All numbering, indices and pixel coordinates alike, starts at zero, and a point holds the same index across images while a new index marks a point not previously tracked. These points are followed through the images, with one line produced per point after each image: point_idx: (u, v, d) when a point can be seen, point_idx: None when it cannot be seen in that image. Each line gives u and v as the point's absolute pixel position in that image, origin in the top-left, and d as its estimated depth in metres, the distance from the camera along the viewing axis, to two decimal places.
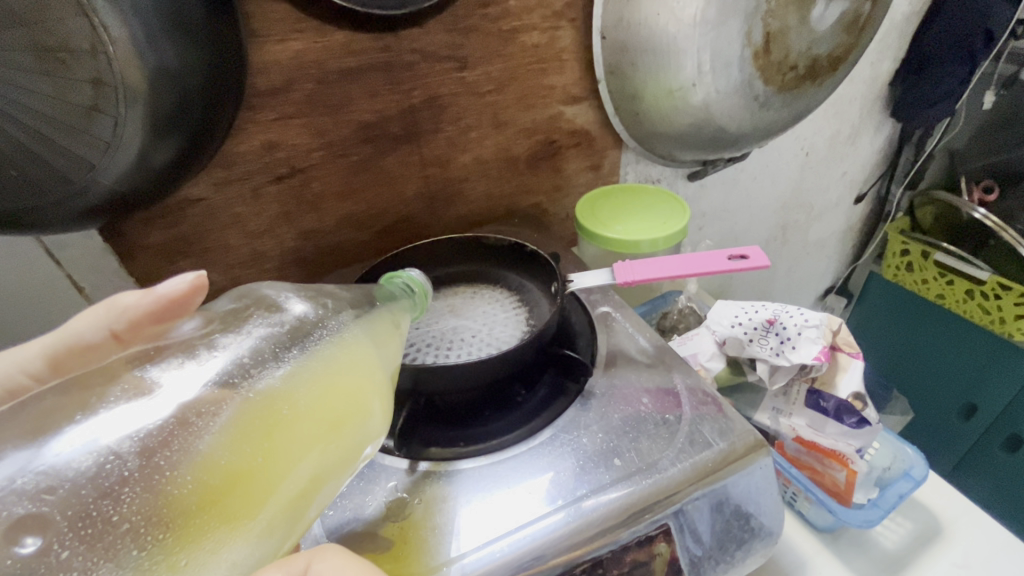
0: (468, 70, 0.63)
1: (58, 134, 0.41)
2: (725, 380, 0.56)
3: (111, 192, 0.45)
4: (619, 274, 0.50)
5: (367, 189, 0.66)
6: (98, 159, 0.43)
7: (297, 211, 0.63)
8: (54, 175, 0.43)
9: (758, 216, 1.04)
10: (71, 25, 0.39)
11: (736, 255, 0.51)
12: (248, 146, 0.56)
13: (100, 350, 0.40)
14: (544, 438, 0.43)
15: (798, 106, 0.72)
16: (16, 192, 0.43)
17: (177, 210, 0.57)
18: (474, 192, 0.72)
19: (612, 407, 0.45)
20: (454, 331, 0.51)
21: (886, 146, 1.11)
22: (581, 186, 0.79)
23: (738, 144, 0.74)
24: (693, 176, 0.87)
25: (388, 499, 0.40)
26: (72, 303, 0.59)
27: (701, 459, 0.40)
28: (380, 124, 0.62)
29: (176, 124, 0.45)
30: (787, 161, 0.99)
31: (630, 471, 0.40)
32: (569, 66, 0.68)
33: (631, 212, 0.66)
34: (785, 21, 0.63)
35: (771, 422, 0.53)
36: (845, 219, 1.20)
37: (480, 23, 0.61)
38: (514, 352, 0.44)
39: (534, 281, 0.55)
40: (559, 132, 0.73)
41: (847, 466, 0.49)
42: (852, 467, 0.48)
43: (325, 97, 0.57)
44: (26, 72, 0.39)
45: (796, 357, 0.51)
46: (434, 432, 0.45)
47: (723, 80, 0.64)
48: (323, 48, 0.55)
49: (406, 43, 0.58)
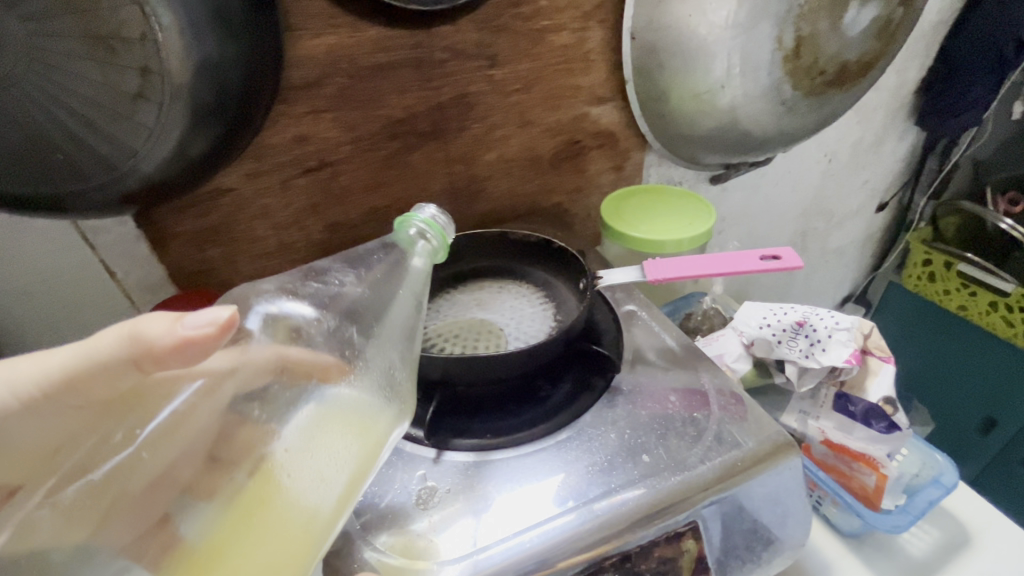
0: (497, 69, 0.63)
1: (104, 120, 0.42)
2: (752, 381, 0.55)
3: (151, 179, 0.46)
4: (649, 272, 0.50)
5: (393, 184, 0.66)
6: (141, 146, 0.44)
7: (324, 204, 0.64)
8: (97, 160, 0.44)
9: (778, 222, 1.03)
10: (122, 13, 0.40)
11: (768, 255, 0.50)
12: (279, 138, 0.57)
13: (120, 376, 0.35)
14: (571, 433, 0.44)
15: (825, 111, 0.72)
16: (60, 176, 0.43)
17: (209, 199, 0.58)
18: (498, 190, 0.73)
19: (639, 405, 0.45)
20: (482, 324, 0.51)
21: (909, 155, 1.10)
22: (603, 186, 0.79)
23: (764, 148, 0.73)
24: (715, 180, 0.87)
25: (418, 487, 0.40)
26: (102, 289, 0.60)
27: (729, 458, 0.40)
28: (409, 120, 0.63)
29: (216, 113, 0.45)
30: (810, 168, 0.98)
31: (657, 467, 0.40)
32: (596, 67, 0.68)
33: (655, 213, 0.66)
34: (816, 26, 0.62)
35: (799, 423, 0.53)
36: (865, 228, 1.19)
37: (511, 22, 0.61)
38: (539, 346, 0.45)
39: (560, 278, 0.56)
40: (584, 132, 0.73)
41: (876, 469, 0.49)
42: (882, 471, 0.48)
43: (356, 92, 0.58)
44: (77, 58, 0.40)
45: (827, 359, 0.51)
46: (461, 424, 0.46)
47: (752, 84, 0.64)
48: (357, 43, 0.55)
49: (437, 40, 0.59)
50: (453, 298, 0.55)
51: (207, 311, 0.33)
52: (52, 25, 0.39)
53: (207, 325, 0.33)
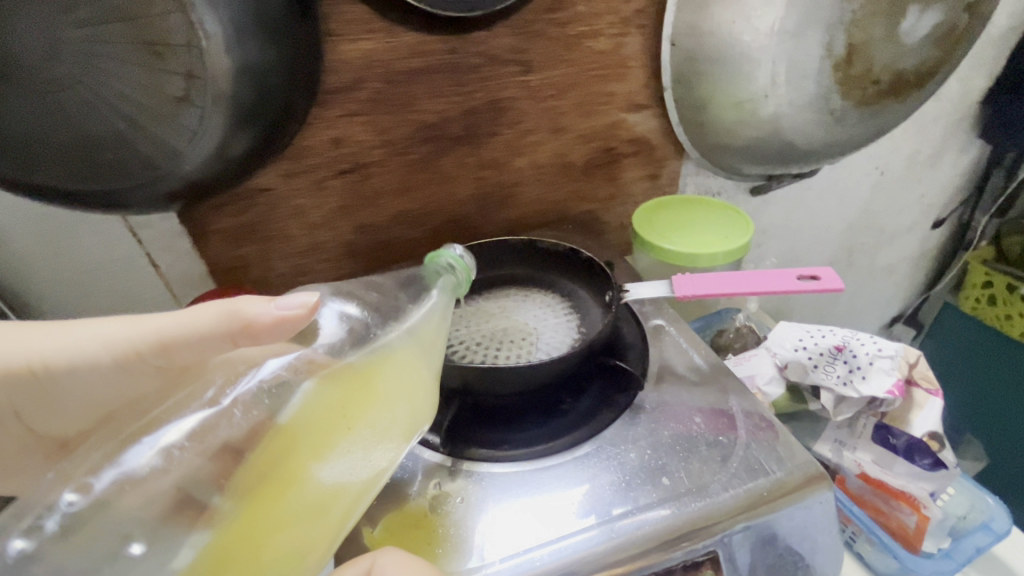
0: (532, 75, 0.62)
1: (150, 123, 0.44)
2: (783, 407, 0.53)
3: (192, 178, 0.48)
4: (678, 288, 0.49)
5: (424, 189, 0.66)
6: (183, 147, 0.46)
7: (356, 206, 0.65)
8: (142, 159, 0.46)
9: (823, 236, 0.99)
10: (171, 21, 0.41)
11: (805, 275, 0.48)
12: (316, 141, 0.59)
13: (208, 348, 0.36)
14: (589, 449, 0.43)
15: (877, 122, 0.68)
16: (106, 175, 0.45)
17: (247, 198, 0.60)
18: (530, 197, 0.71)
19: (662, 424, 0.44)
20: (505, 332, 0.51)
21: (971, 169, 1.04)
22: (637, 195, 0.76)
23: (809, 159, 0.70)
24: (755, 191, 0.84)
25: (431, 496, 0.40)
26: (147, 279, 0.63)
27: (755, 487, 0.39)
28: (441, 125, 0.62)
29: (254, 116, 0.47)
30: (858, 180, 0.94)
31: (678, 491, 0.39)
32: (633, 73, 0.66)
33: (690, 224, 0.64)
34: (870, 33, 0.59)
35: (833, 454, 0.50)
36: (919, 245, 1.12)
37: (547, 27, 0.60)
38: (551, 364, 0.43)
39: (587, 288, 0.55)
40: (618, 139, 0.70)
41: (918, 511, 0.46)
42: (925, 512, 0.45)
43: (390, 96, 0.59)
44: (128, 64, 0.42)
45: (866, 389, 0.48)
46: (478, 434, 0.45)
47: (797, 93, 0.61)
48: (392, 48, 0.56)
49: (472, 45, 0.59)
50: (477, 305, 0.55)
51: (298, 295, 0.36)
52: (105, 31, 0.40)
53: (298, 307, 0.36)
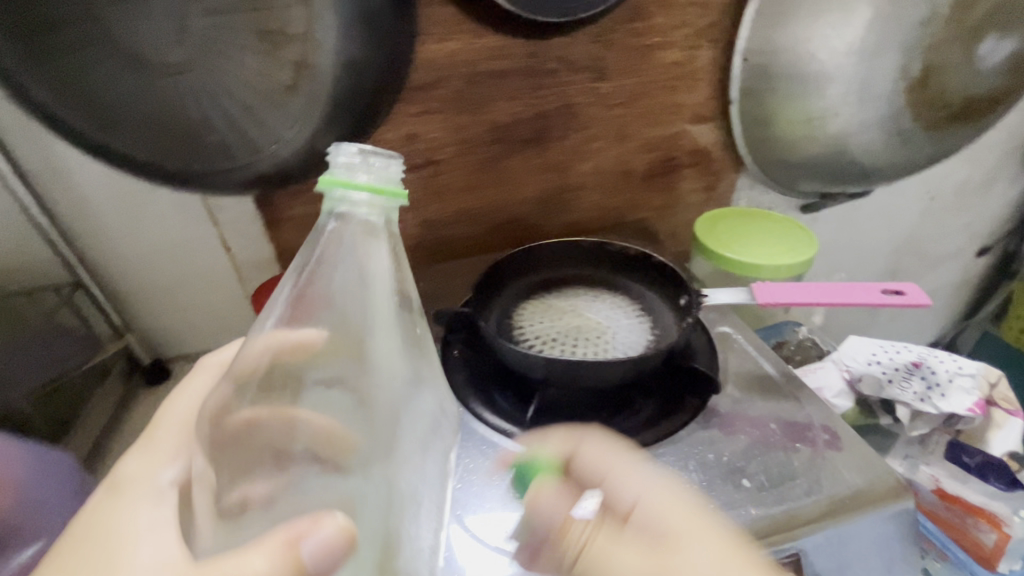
0: (604, 82, 0.64)
1: (258, 107, 0.46)
2: (854, 421, 0.53)
3: (287, 165, 0.50)
4: (760, 295, 0.50)
5: (489, 187, 0.68)
6: (284, 133, 0.48)
7: (423, 200, 0.66)
8: (245, 142, 0.48)
9: (868, 258, 0.99)
10: (293, 13, 0.43)
11: (891, 290, 0.49)
12: (393, 135, 0.61)
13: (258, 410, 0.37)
14: (667, 449, 0.44)
15: (942, 146, 0.69)
16: (210, 155, 0.48)
17: (322, 186, 0.62)
18: (588, 201, 0.73)
19: (737, 429, 0.45)
20: (579, 329, 0.52)
21: (1019, 200, 1.03)
22: (692, 206, 0.77)
23: (871, 179, 0.70)
24: (806, 209, 0.85)
25: (516, 485, 0.42)
26: (216, 259, 0.65)
27: (837, 494, 0.40)
28: (513, 126, 0.64)
29: (352, 108, 0.49)
30: (907, 204, 0.94)
31: (759, 494, 0.40)
32: (702, 85, 0.66)
33: (752, 236, 0.64)
34: (946, 58, 0.61)
35: (909, 471, 0.53)
36: (961, 273, 1.12)
37: (624, 37, 0.61)
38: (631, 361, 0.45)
39: (659, 293, 0.56)
40: (681, 149, 0.71)
41: (999, 527, 0.50)
42: (1004, 530, 0.50)
43: (469, 96, 0.61)
44: (246, 50, 0.44)
45: (947, 405, 0.50)
46: (555, 426, 0.46)
47: (867, 112, 0.63)
48: (476, 49, 0.58)
49: (551, 51, 0.60)
50: (549, 301, 0.56)
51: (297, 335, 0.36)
52: (229, 19, 0.43)
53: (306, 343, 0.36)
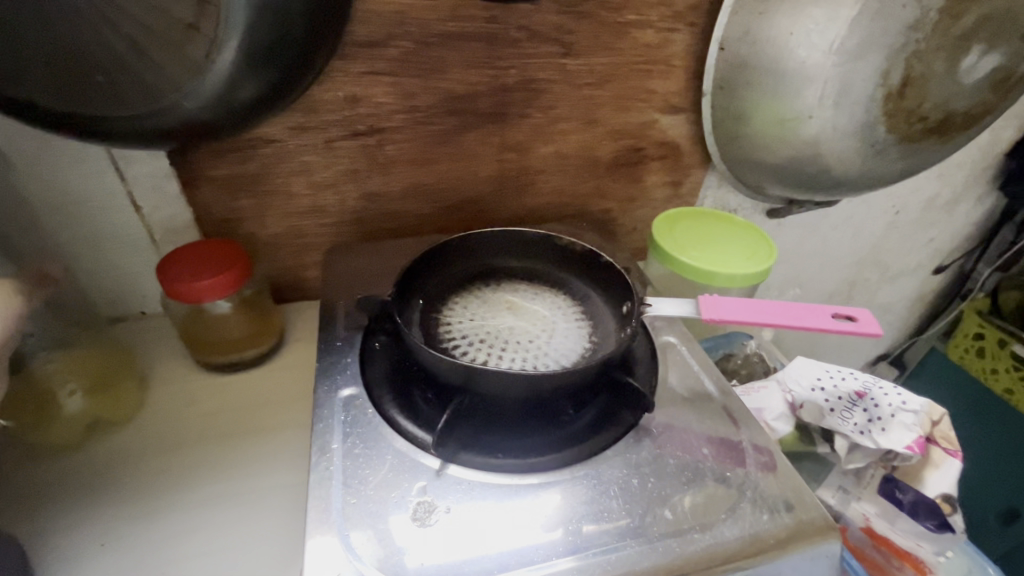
0: (570, 59, 0.58)
1: (154, 48, 0.40)
2: (793, 446, 0.55)
3: (193, 118, 0.45)
4: (705, 310, 0.46)
5: (442, 162, 0.62)
6: (187, 83, 0.43)
7: (365, 170, 0.60)
8: (140, 89, 0.42)
9: (830, 267, 0.97)
10: None
11: (842, 315, 0.47)
12: (331, 95, 0.54)
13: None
14: (586, 469, 0.42)
15: (916, 161, 0.67)
16: (96, 100, 0.42)
17: (250, 146, 0.55)
18: (549, 186, 0.67)
19: (668, 450, 0.44)
20: (510, 332, 0.48)
21: (983, 220, 1.03)
22: (656, 203, 0.72)
23: (837, 190, 0.68)
24: (772, 214, 0.80)
25: (416, 502, 0.39)
26: (117, 218, 0.57)
27: (762, 532, 0.39)
28: (469, 98, 0.58)
29: (270, 60, 0.43)
30: (873, 217, 0.92)
31: (681, 526, 0.39)
32: (677, 72, 0.62)
33: (710, 238, 0.61)
34: (928, 67, 0.58)
35: (839, 501, 0.54)
36: (917, 289, 1.12)
37: (597, 10, 0.56)
38: (539, 387, 0.42)
39: (603, 295, 0.52)
40: (648, 140, 0.66)
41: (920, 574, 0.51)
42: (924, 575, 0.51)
43: (419, 59, 0.54)
44: None
45: (887, 440, 0.51)
46: (470, 436, 0.44)
47: (844, 118, 0.59)
48: (430, 7, 0.52)
49: (514, 18, 0.54)
50: (486, 296, 0.51)
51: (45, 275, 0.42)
52: None
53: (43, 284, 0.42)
